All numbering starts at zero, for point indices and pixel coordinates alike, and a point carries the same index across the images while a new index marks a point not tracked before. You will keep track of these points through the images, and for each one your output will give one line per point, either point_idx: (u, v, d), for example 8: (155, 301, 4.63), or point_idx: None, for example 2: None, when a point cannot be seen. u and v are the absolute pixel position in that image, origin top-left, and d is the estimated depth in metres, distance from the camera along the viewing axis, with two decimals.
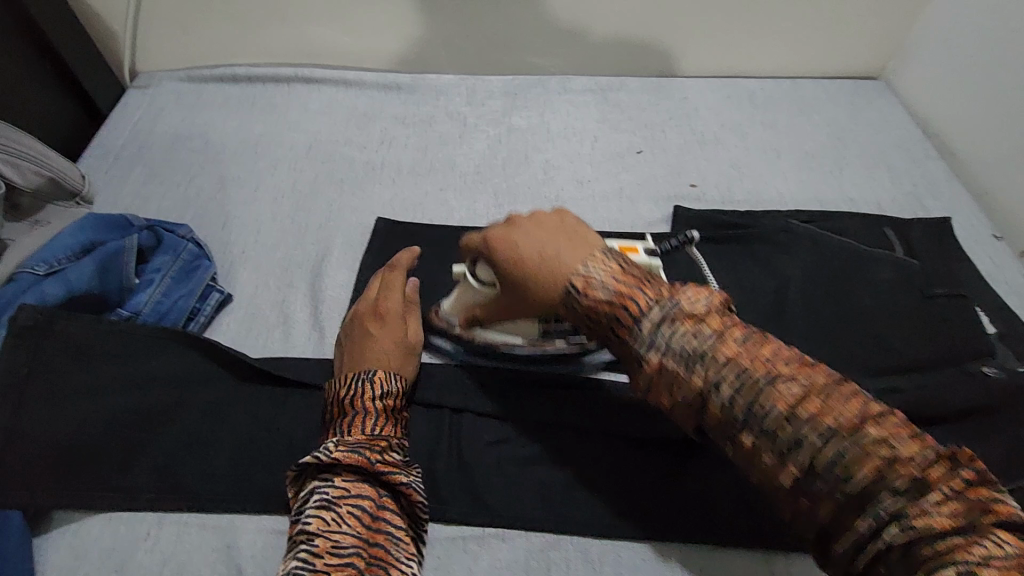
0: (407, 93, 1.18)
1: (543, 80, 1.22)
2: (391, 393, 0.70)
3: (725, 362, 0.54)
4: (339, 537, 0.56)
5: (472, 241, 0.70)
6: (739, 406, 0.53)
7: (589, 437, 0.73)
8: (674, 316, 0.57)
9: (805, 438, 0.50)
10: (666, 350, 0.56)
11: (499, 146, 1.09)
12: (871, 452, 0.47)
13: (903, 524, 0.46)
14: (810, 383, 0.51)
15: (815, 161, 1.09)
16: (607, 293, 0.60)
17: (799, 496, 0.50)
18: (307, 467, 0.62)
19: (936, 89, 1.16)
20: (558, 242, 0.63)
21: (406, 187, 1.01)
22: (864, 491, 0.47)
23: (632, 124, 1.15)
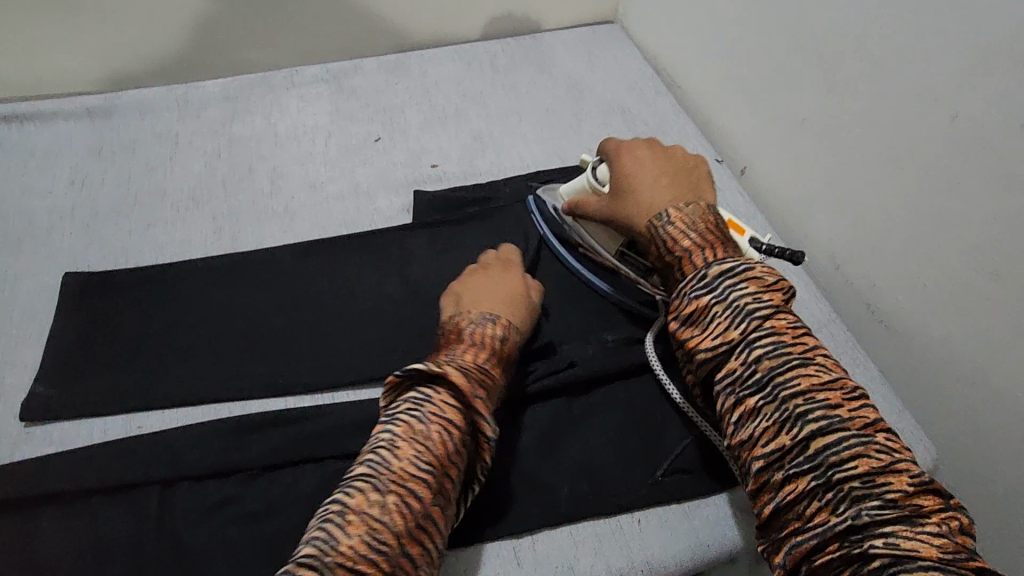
0: (101, 117, 1.01)
1: (266, 77, 1.09)
2: (505, 337, 0.70)
3: (787, 357, 0.55)
4: (418, 452, 0.57)
5: (610, 142, 0.78)
6: (761, 371, 0.55)
7: (324, 468, 0.67)
8: (754, 291, 0.59)
9: (815, 415, 0.52)
10: (721, 296, 0.59)
11: (217, 162, 0.97)
12: (869, 450, 0.50)
13: (912, 569, 0.45)
14: (840, 380, 0.55)
15: (557, 117, 1.09)
16: (691, 234, 0.65)
17: (784, 467, 0.53)
18: (416, 375, 0.62)
19: (655, 26, 1.19)
20: (669, 178, 0.71)
21: (103, 231, 0.87)
22: (851, 488, 0.49)
23: (369, 111, 1.07)
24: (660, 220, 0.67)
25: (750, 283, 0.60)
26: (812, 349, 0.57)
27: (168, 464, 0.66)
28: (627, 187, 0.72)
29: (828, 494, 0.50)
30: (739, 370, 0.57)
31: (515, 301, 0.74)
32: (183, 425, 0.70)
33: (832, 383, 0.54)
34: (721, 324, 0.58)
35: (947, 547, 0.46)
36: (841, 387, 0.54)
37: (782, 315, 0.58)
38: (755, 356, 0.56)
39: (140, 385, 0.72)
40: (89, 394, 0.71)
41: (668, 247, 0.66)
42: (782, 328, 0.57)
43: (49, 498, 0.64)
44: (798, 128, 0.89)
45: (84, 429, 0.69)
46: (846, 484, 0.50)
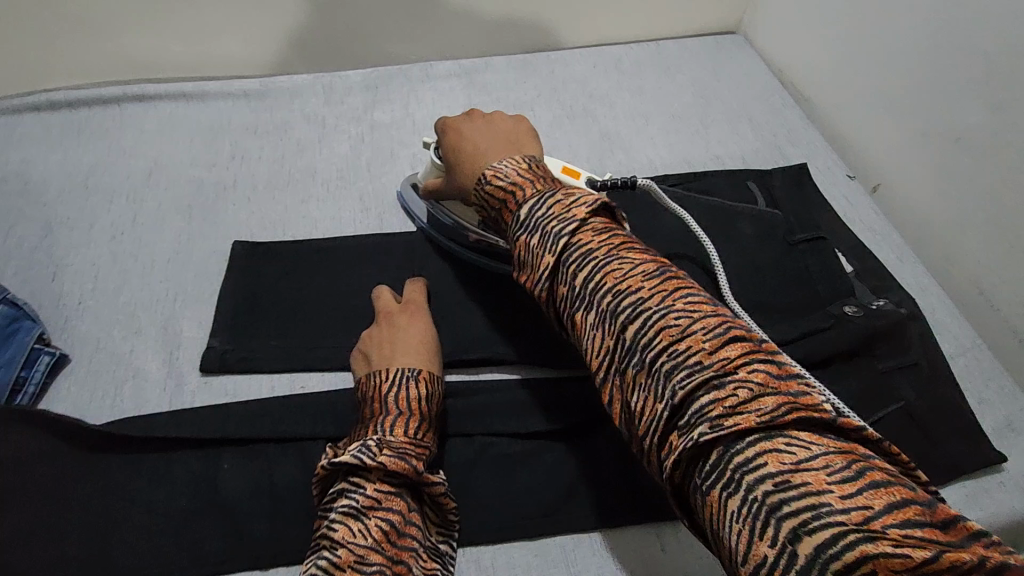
0: (256, 99, 1.08)
1: (404, 70, 1.14)
2: (432, 396, 0.69)
3: (596, 262, 0.53)
4: (363, 552, 0.54)
5: (438, 122, 0.78)
6: (578, 287, 0.53)
7: (474, 442, 0.72)
8: (559, 214, 0.56)
9: (627, 313, 0.49)
10: (532, 227, 0.58)
11: (362, 146, 1.02)
12: (679, 333, 0.47)
13: (736, 446, 0.41)
14: (648, 269, 0.51)
15: (683, 122, 1.10)
16: (508, 180, 0.63)
17: (618, 377, 0.50)
18: (347, 464, 0.60)
19: (784, 37, 1.18)
20: (491, 142, 0.71)
21: (263, 204, 0.94)
22: (670, 377, 0.46)
23: (500, 106, 1.11)
24: (480, 183, 0.65)
25: (556, 206, 0.57)
26: (620, 248, 0.54)
27: (334, 424, 0.71)
28: (455, 160, 0.73)
29: (656, 386, 0.47)
30: (564, 292, 0.54)
31: (422, 347, 0.73)
32: (343, 388, 0.75)
33: (639, 274, 0.51)
34: (536, 255, 0.56)
35: (767, 406, 0.42)
36: (648, 275, 0.51)
37: (586, 225, 0.55)
38: (570, 273, 0.54)
39: (303, 348, 0.78)
40: (260, 351, 0.77)
41: (491, 204, 0.65)
42: (587, 238, 0.54)
43: (229, 443, 0.69)
44: (948, 148, 0.87)
45: (256, 383, 0.75)
46: (668, 374, 0.46)
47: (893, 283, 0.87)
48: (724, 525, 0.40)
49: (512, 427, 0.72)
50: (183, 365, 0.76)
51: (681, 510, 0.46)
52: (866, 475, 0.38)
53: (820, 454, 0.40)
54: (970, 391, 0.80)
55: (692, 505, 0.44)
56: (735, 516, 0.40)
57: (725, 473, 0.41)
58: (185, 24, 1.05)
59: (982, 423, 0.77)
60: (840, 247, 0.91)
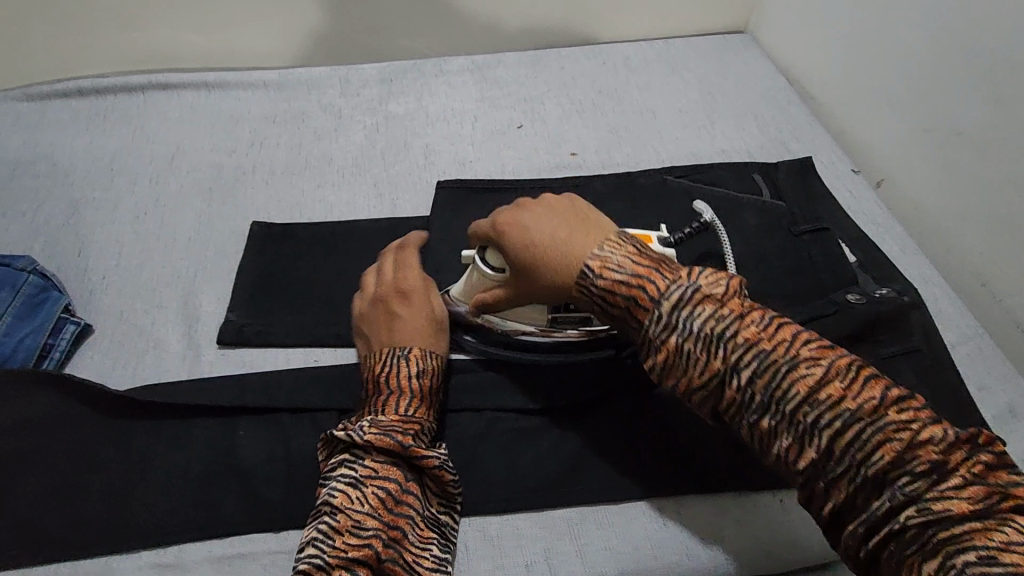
0: (274, 90, 1.11)
1: (419, 64, 1.18)
2: (426, 369, 0.70)
3: (776, 365, 0.53)
4: (361, 518, 0.58)
5: (479, 228, 0.71)
6: (758, 393, 0.54)
7: (482, 416, 0.74)
8: (713, 310, 0.56)
9: (824, 421, 0.51)
10: (686, 331, 0.56)
11: (376, 136, 1.05)
12: (887, 436, 0.49)
13: (949, 531, 0.46)
14: (831, 365, 0.53)
15: (690, 118, 1.12)
16: (623, 273, 0.61)
17: (815, 478, 0.52)
18: (343, 441, 0.63)
19: (790, 37, 1.21)
20: (569, 228, 0.65)
21: (280, 189, 0.97)
22: (881, 480, 0.49)
23: (511, 99, 1.13)
24: (587, 278, 0.62)
25: (703, 299, 0.57)
26: (792, 344, 0.54)
27: (346, 396, 0.73)
28: (528, 258, 0.66)
29: (866, 487, 0.50)
30: (738, 398, 0.55)
31: (421, 331, 0.72)
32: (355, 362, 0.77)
33: (827, 376, 0.52)
34: (697, 359, 0.56)
35: (977, 494, 0.47)
36: (834, 372, 0.52)
37: (748, 320, 0.55)
38: (747, 379, 0.54)
39: (316, 324, 0.80)
40: (275, 326, 0.80)
41: (612, 304, 0.61)
42: (755, 337, 0.54)
43: (245, 412, 0.72)
44: (951, 140, 0.89)
45: (271, 356, 0.78)
46: (879, 476, 0.49)
47: (895, 273, 0.89)
48: None
49: (520, 403, 0.74)
50: (201, 338, 0.79)
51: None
52: None
53: None
54: (971, 378, 0.81)
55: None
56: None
57: (928, 547, 0.46)
58: (209, 16, 1.09)
59: (983, 408, 0.78)
60: (843, 238, 0.93)
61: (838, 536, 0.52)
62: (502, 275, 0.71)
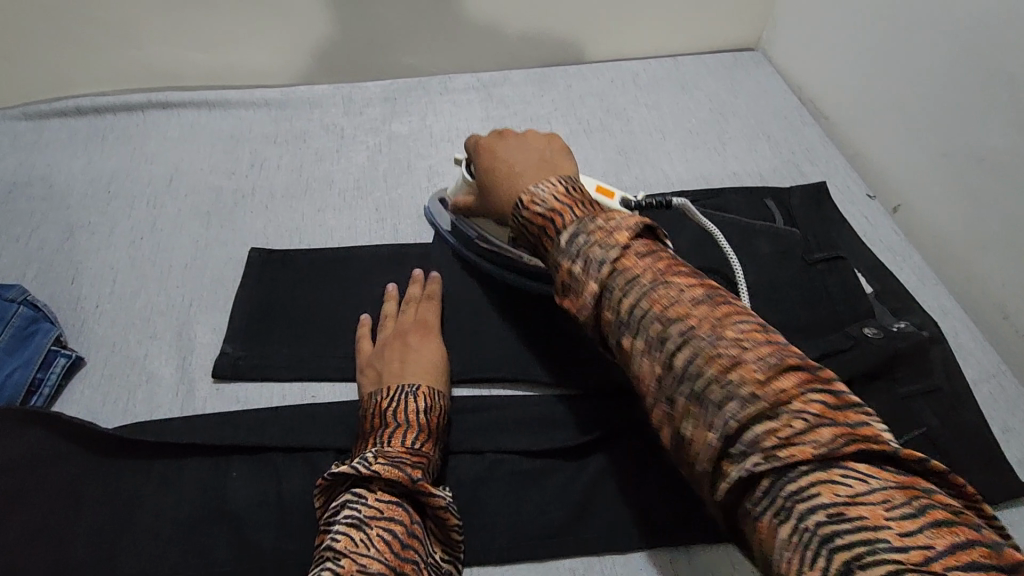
0: (275, 109, 1.09)
1: (423, 82, 1.15)
2: (432, 409, 0.68)
3: (646, 292, 0.53)
4: (367, 561, 0.53)
5: (470, 143, 0.78)
6: (624, 316, 0.53)
7: (484, 457, 0.71)
8: (600, 239, 0.56)
9: (684, 349, 0.50)
10: (573, 255, 0.57)
11: (378, 157, 1.03)
12: (739, 366, 0.47)
13: (792, 482, 0.42)
14: (704, 298, 0.51)
15: (700, 138, 1.10)
16: (544, 207, 0.61)
17: (667, 407, 0.50)
18: (347, 476, 0.60)
19: (803, 55, 1.18)
20: (523, 159, 0.70)
21: (280, 212, 0.94)
22: (721, 410, 0.46)
23: (516, 119, 1.11)
24: (518, 207, 0.63)
25: (597, 232, 0.57)
26: (670, 275, 0.53)
27: (343, 435, 0.70)
28: (492, 180, 0.72)
29: (708, 417, 0.47)
30: (612, 322, 0.54)
31: (431, 368, 0.72)
32: (354, 399, 0.74)
33: (690, 304, 0.51)
34: (581, 283, 0.56)
35: (825, 438, 0.43)
36: (699, 303, 0.51)
37: (631, 250, 0.55)
38: (618, 302, 0.54)
39: (314, 357, 0.78)
40: (272, 358, 0.77)
41: (530, 231, 0.62)
42: (631, 264, 0.54)
43: (238, 451, 0.69)
44: (972, 168, 0.86)
45: (268, 392, 0.75)
46: (720, 407, 0.47)
47: (914, 305, 0.85)
48: (774, 552, 0.42)
49: (524, 444, 0.71)
50: (195, 371, 0.77)
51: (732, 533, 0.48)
52: (932, 513, 0.39)
53: (883, 490, 0.40)
54: (994, 418, 0.78)
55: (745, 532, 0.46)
56: (790, 544, 0.41)
57: (776, 501, 0.43)
58: (210, 34, 1.07)
59: (1007, 451, 0.75)
60: (860, 268, 0.90)
61: (694, 476, 0.49)
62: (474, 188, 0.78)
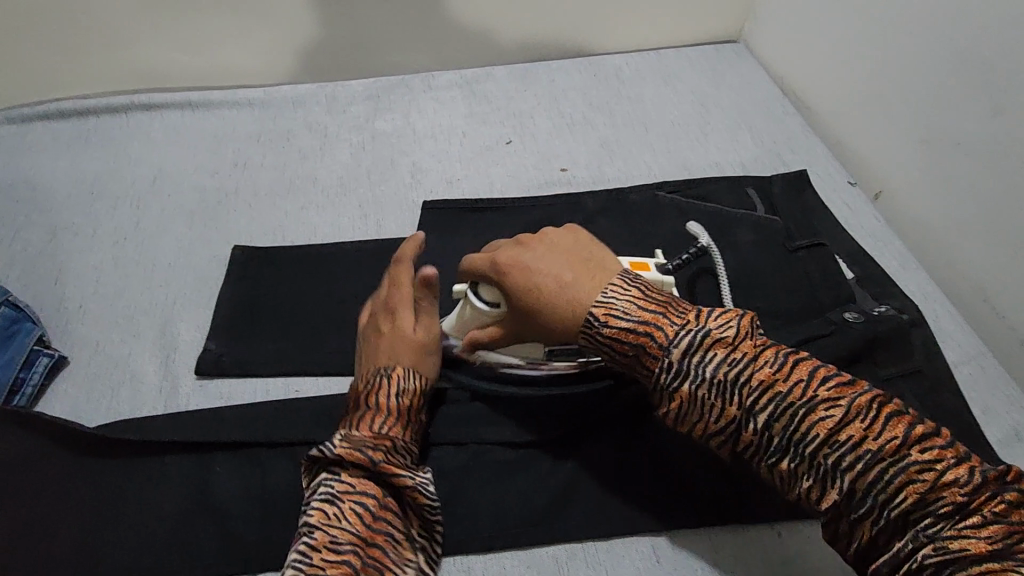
0: (260, 108, 1.10)
1: (407, 80, 1.16)
2: (407, 391, 0.67)
3: (793, 410, 0.53)
4: (337, 534, 0.56)
5: (474, 263, 0.69)
6: (775, 434, 0.54)
7: (467, 448, 0.71)
8: (724, 355, 0.56)
9: (842, 462, 0.51)
10: (699, 378, 0.56)
11: (362, 154, 1.03)
12: (908, 476, 0.49)
13: (963, 571, 0.45)
14: (847, 406, 0.52)
15: (683, 130, 1.10)
16: (629, 320, 0.61)
17: (838, 520, 0.52)
18: (317, 458, 0.62)
19: (784, 46, 1.18)
20: (569, 269, 0.65)
21: (264, 211, 0.95)
22: (906, 518, 0.49)
23: (500, 115, 1.11)
24: (593, 325, 0.63)
25: (717, 345, 0.57)
26: (808, 386, 0.54)
27: (325, 428, 0.71)
28: (530, 299, 0.65)
29: (886, 527, 0.50)
30: (756, 442, 0.55)
31: (409, 351, 0.69)
32: (336, 393, 0.75)
33: (841, 416, 0.52)
34: (712, 406, 0.56)
35: (996, 534, 0.46)
36: (852, 414, 0.52)
37: (762, 362, 0.56)
38: (763, 424, 0.54)
39: (297, 352, 0.78)
40: (255, 354, 0.77)
41: (619, 350, 0.62)
42: (769, 379, 0.55)
43: (221, 447, 0.70)
44: (950, 152, 0.86)
45: (250, 387, 0.75)
46: (900, 518, 0.49)
47: (895, 290, 0.86)
48: None
49: (506, 434, 0.72)
50: (178, 369, 0.77)
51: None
52: None
53: None
54: (974, 400, 0.78)
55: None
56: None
57: None
58: (192, 35, 1.07)
59: (986, 432, 0.76)
60: (841, 254, 0.90)
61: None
62: (498, 311, 0.69)
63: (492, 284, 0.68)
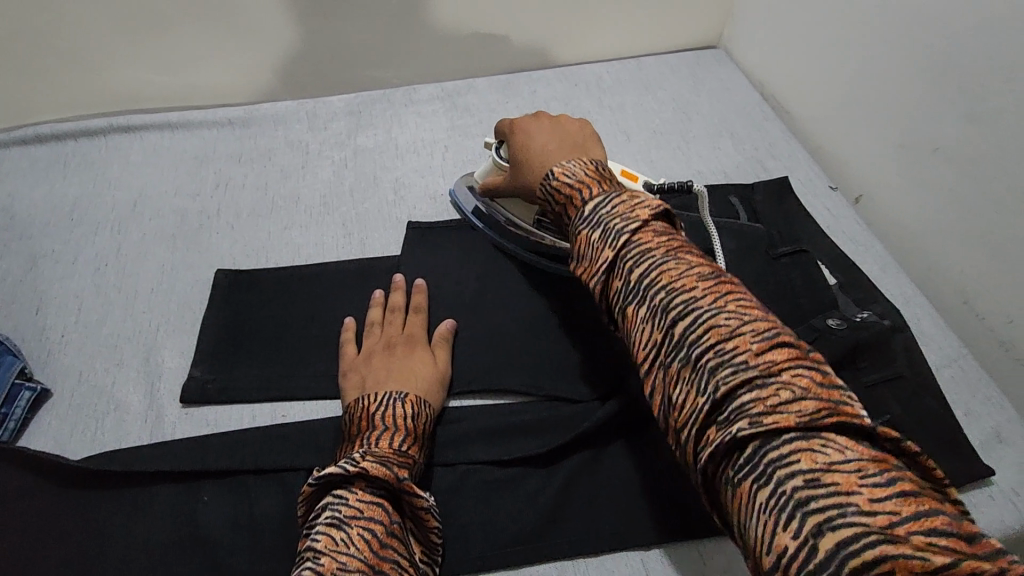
0: (240, 127, 1.09)
1: (388, 95, 1.16)
2: (420, 415, 0.69)
3: (653, 259, 0.53)
4: (346, 559, 0.53)
5: (502, 125, 0.81)
6: (633, 280, 0.54)
7: (456, 470, 0.71)
8: (622, 212, 0.57)
9: (682, 309, 0.50)
10: (596, 224, 0.58)
11: (345, 171, 1.03)
12: (735, 331, 0.47)
13: (765, 434, 0.42)
14: (706, 271, 0.52)
15: (665, 139, 1.11)
16: (573, 178, 0.63)
17: (660, 366, 0.50)
18: (332, 476, 0.59)
19: (763, 51, 1.19)
20: (557, 142, 0.73)
21: (247, 232, 0.94)
22: (712, 366, 0.46)
23: (482, 127, 1.11)
24: (547, 180, 0.66)
25: (622, 206, 0.58)
26: (681, 250, 0.54)
27: (313, 455, 0.70)
28: (521, 156, 0.75)
29: (695, 375, 0.47)
30: (619, 286, 0.55)
31: (422, 376, 0.74)
32: (324, 418, 0.75)
33: (693, 274, 0.52)
34: (597, 247, 0.57)
35: (807, 407, 0.42)
36: (706, 276, 0.52)
37: (649, 227, 0.56)
38: (627, 270, 0.54)
39: (284, 377, 0.78)
40: (241, 380, 0.77)
41: (558, 202, 0.65)
42: (648, 238, 0.55)
43: (208, 476, 0.69)
44: (927, 157, 0.87)
45: (236, 414, 0.75)
46: (707, 368, 0.47)
47: (877, 294, 0.87)
48: (751, 517, 0.41)
49: (494, 453, 0.72)
50: (163, 398, 0.76)
51: (707, 496, 0.47)
52: (894, 481, 0.39)
53: (852, 457, 0.40)
54: (956, 403, 0.79)
55: (721, 497, 0.45)
56: (763, 507, 0.41)
57: (756, 464, 0.42)
58: (170, 56, 1.07)
59: (969, 434, 0.77)
60: (823, 259, 0.91)
61: (674, 437, 0.48)
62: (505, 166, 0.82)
63: (507, 142, 0.81)
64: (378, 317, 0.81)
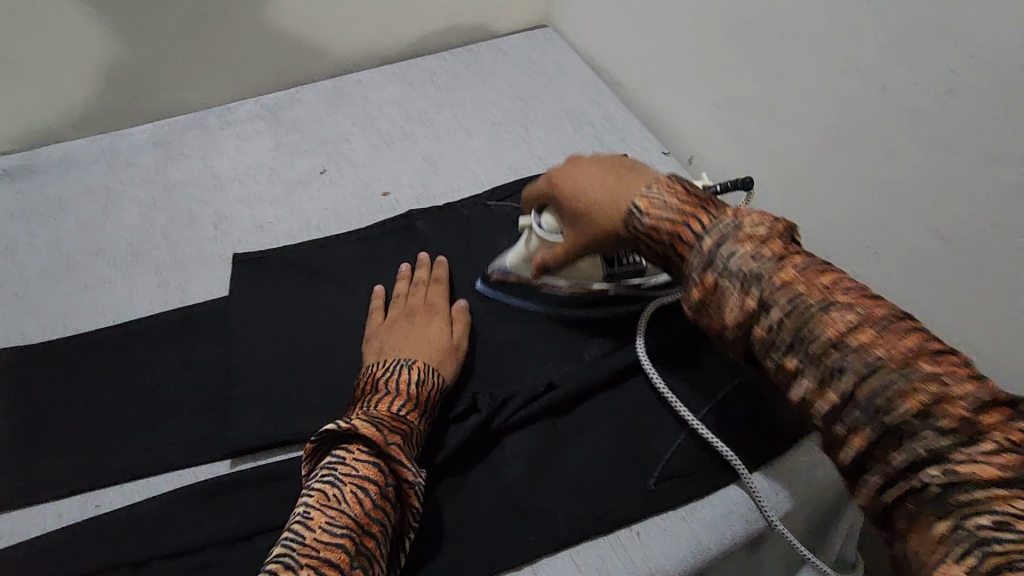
0: (22, 178, 0.94)
1: (200, 118, 1.04)
2: (426, 382, 0.67)
3: (808, 308, 0.48)
4: (335, 514, 0.51)
5: (537, 188, 0.74)
6: (784, 333, 0.49)
7: None
8: (753, 250, 0.51)
9: (848, 368, 0.45)
10: (721, 268, 0.52)
11: (155, 211, 0.92)
12: (918, 387, 0.43)
13: (969, 493, 0.40)
14: (867, 312, 0.47)
15: (504, 129, 1.08)
16: (666, 211, 0.58)
17: (834, 424, 0.46)
18: (331, 433, 0.57)
19: (588, 28, 1.19)
20: (612, 176, 0.65)
21: (39, 300, 0.81)
22: (906, 427, 0.43)
23: (310, 142, 1.03)
24: (634, 216, 0.60)
25: (745, 239, 0.52)
26: (834, 287, 0.49)
27: (135, 544, 0.62)
28: (578, 206, 0.67)
29: (884, 437, 0.43)
30: (767, 335, 0.50)
31: (435, 346, 0.72)
32: (147, 499, 0.66)
33: (858, 318, 0.46)
34: (733, 297, 0.51)
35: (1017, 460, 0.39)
36: (870, 318, 0.46)
37: (790, 263, 0.50)
38: (776, 317, 0.49)
39: (94, 463, 0.67)
40: (40, 478, 0.66)
41: (652, 243, 0.59)
42: (792, 278, 0.49)
43: None
44: (739, 114, 0.90)
45: (37, 518, 0.64)
46: (903, 429, 0.43)
47: None
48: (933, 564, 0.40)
49: None
50: None
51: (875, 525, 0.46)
52: None
53: None
54: None
55: (898, 531, 0.43)
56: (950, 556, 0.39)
57: (958, 515, 0.40)
58: None
59: None
60: None
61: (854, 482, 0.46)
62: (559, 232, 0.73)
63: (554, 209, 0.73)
64: (403, 288, 0.80)
